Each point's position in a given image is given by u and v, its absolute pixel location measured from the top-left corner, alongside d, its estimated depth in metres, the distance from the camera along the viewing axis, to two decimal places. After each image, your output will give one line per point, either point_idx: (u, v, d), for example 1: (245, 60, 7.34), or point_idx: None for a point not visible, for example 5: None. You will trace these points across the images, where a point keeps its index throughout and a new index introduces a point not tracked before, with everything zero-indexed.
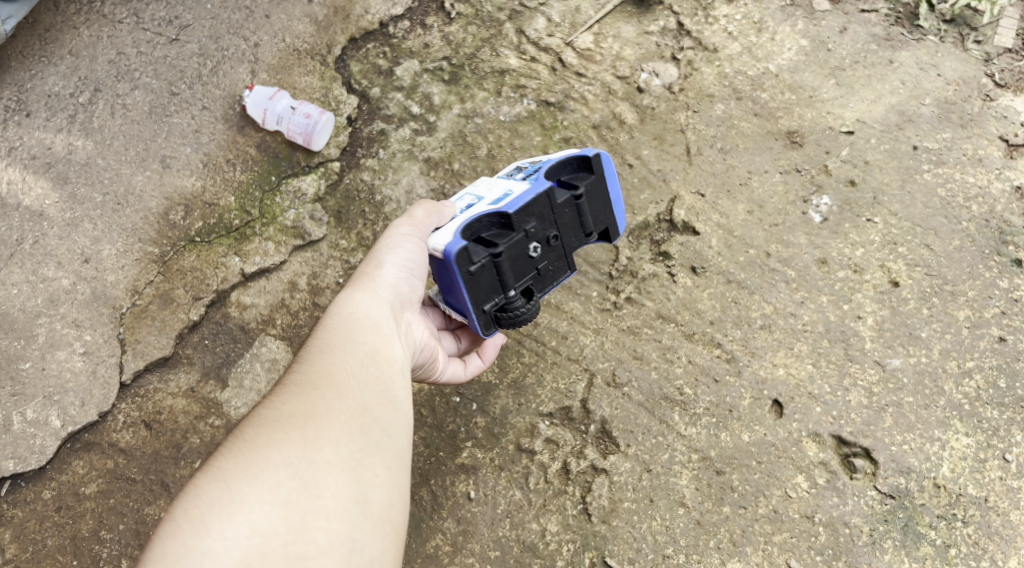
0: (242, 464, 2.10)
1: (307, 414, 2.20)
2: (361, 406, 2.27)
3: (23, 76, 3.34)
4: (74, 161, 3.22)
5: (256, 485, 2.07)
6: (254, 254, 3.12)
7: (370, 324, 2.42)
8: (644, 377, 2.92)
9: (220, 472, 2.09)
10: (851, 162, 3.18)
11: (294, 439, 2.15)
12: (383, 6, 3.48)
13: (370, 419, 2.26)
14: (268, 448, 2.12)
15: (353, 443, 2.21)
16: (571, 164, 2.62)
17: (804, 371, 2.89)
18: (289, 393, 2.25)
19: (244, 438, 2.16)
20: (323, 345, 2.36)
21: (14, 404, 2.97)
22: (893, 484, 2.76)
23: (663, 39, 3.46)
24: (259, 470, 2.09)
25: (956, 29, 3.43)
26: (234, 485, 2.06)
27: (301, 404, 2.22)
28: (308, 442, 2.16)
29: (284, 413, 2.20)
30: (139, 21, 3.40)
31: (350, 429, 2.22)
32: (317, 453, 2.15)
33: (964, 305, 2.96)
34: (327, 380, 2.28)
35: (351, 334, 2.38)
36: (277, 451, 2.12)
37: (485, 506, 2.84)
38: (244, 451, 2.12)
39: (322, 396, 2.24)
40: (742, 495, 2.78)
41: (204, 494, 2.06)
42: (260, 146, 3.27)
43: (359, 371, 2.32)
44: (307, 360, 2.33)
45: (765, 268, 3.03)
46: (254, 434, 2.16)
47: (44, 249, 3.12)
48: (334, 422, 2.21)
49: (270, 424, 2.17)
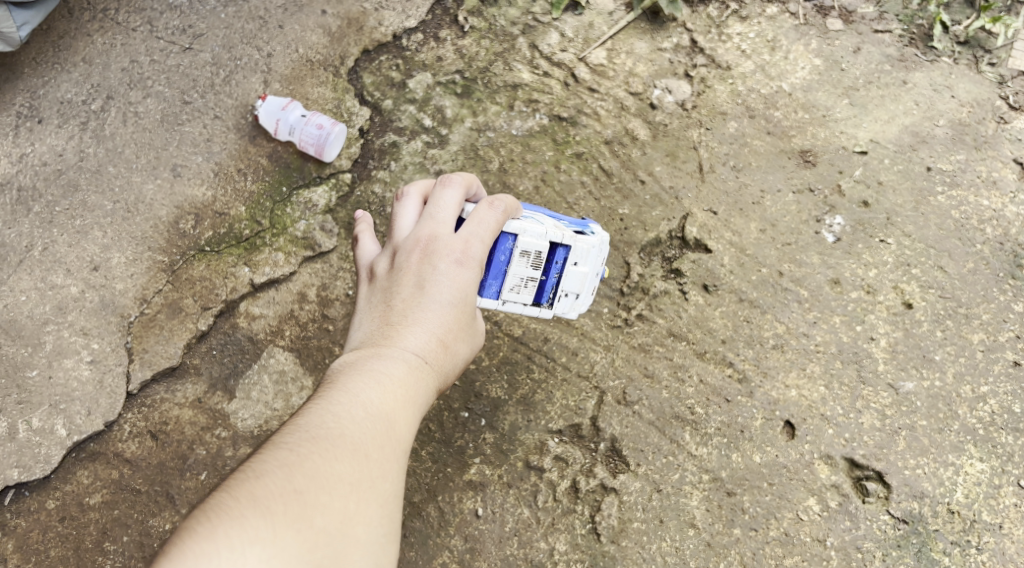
0: (291, 513, 1.98)
1: (355, 483, 2.08)
2: (395, 491, 2.16)
3: (36, 82, 3.32)
4: (86, 168, 3.20)
5: (298, 540, 1.96)
6: (264, 264, 3.10)
7: (419, 401, 2.27)
8: (655, 396, 2.89)
9: (267, 510, 1.96)
10: (864, 183, 3.16)
11: (338, 505, 2.04)
12: (396, 18, 3.48)
13: (399, 514, 2.15)
14: (316, 509, 2.01)
15: (381, 530, 2.09)
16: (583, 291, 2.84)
17: (816, 393, 2.86)
18: (342, 448, 2.10)
19: (294, 483, 2.02)
20: (375, 399, 2.20)
21: (20, 412, 2.93)
22: (907, 510, 2.72)
23: (676, 57, 3.46)
24: (302, 527, 1.98)
25: (971, 51, 3.43)
26: (280, 533, 1.94)
27: (350, 468, 2.09)
28: (348, 514, 2.04)
29: (335, 472, 2.07)
30: (153, 29, 3.40)
31: (383, 513, 2.11)
32: (355, 529, 2.05)
33: (979, 328, 2.93)
34: (379, 450, 2.15)
35: (406, 405, 2.24)
36: (323, 514, 2.01)
37: (493, 524, 2.79)
38: (293, 501, 1.99)
39: (371, 467, 2.12)
40: (753, 517, 2.74)
41: (249, 529, 1.92)
42: (271, 156, 3.26)
43: (399, 457, 2.19)
44: (359, 417, 2.17)
45: (777, 287, 3.00)
46: (304, 481, 2.03)
47: (54, 256, 3.09)
48: (374, 500, 2.10)
49: (320, 477, 2.05)
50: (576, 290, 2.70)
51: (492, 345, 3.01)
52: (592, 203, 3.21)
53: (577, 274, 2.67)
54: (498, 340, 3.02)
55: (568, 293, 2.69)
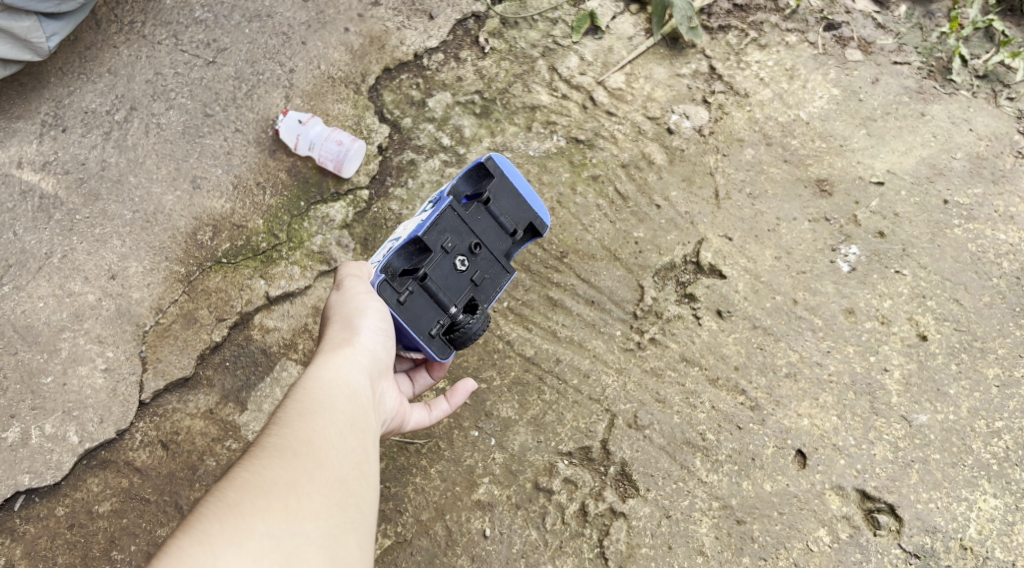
0: (228, 529, 2.01)
1: (289, 482, 2.13)
2: (340, 477, 2.21)
3: (62, 92, 3.35)
4: (107, 178, 3.23)
5: (242, 549, 1.99)
6: (279, 277, 3.11)
7: (348, 392, 2.36)
8: (666, 421, 2.89)
9: (202, 534, 1.99)
10: (880, 213, 3.16)
11: (277, 507, 2.08)
12: (418, 38, 3.51)
13: (351, 496, 2.20)
14: (253, 517, 2.04)
15: (331, 518, 2.14)
16: (471, 175, 2.77)
17: (828, 423, 2.85)
18: (269, 458, 2.17)
19: (226, 501, 2.06)
20: (300, 407, 2.29)
21: (34, 418, 2.94)
22: (919, 543, 2.71)
23: (694, 82, 3.48)
24: (244, 538, 2.01)
25: (989, 85, 3.45)
26: (221, 551, 1.97)
27: (280, 472, 2.14)
28: (292, 512, 2.09)
29: (267, 480, 2.12)
30: (178, 42, 3.43)
31: (328, 502, 2.16)
32: (301, 525, 2.09)
33: (994, 363, 2.92)
34: (309, 447, 2.21)
35: (331, 401, 2.31)
36: (261, 519, 2.05)
37: (500, 545, 2.78)
38: (226, 515, 2.04)
39: (303, 464, 2.17)
40: (762, 546, 2.73)
41: (187, 558, 1.94)
42: (290, 171, 3.28)
43: (335, 446, 2.25)
44: (285, 426, 2.25)
45: (791, 315, 3.00)
46: (236, 496, 2.08)
47: (72, 264, 3.11)
48: (316, 492, 2.15)
49: (251, 489, 2.09)
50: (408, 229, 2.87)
51: (504, 365, 3.02)
52: (607, 226, 3.21)
53: None
54: (510, 359, 3.03)
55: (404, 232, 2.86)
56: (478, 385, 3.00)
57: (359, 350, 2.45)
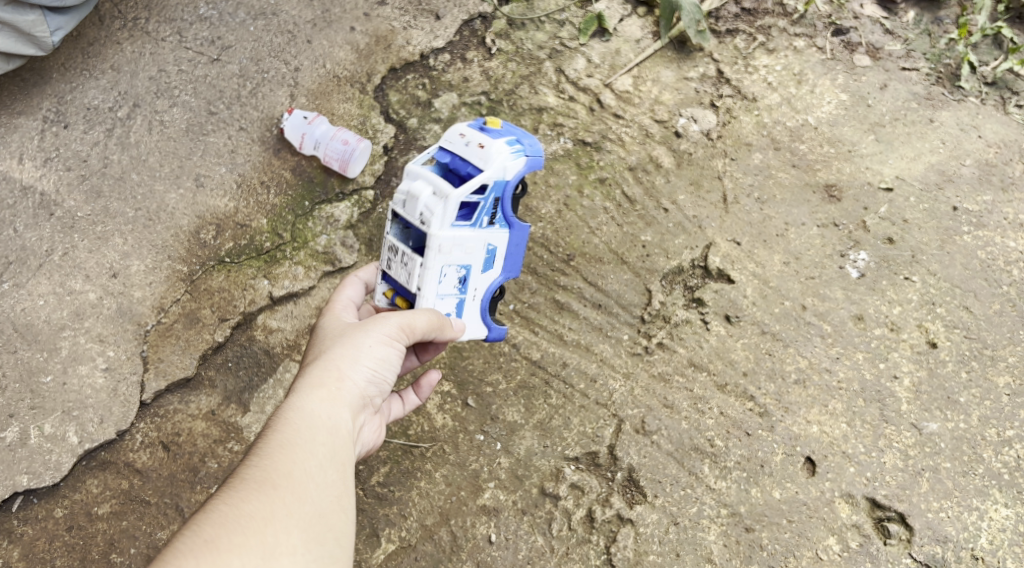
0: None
1: (267, 517, 2.02)
2: (320, 510, 2.09)
3: (64, 88, 3.32)
4: (109, 175, 3.19)
5: None
6: (283, 277, 3.06)
7: (329, 423, 2.23)
8: (674, 426, 2.85)
9: None
10: (889, 220, 3.13)
11: (254, 545, 1.97)
12: (424, 38, 3.48)
13: (330, 531, 2.09)
14: (230, 554, 1.93)
15: (309, 555, 2.03)
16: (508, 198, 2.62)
17: (838, 430, 2.81)
18: (247, 490, 2.04)
19: (200, 540, 1.93)
20: (281, 436, 2.16)
21: (32, 417, 2.90)
22: (930, 553, 2.66)
23: (702, 86, 3.45)
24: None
25: (998, 92, 3.42)
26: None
27: (257, 507, 2.02)
28: (268, 548, 1.98)
29: (245, 515, 2.00)
30: (182, 39, 3.39)
31: (307, 537, 2.04)
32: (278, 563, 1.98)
33: (1005, 371, 2.88)
34: (289, 482, 2.08)
35: (310, 432, 2.18)
36: (239, 558, 1.94)
37: (505, 551, 2.74)
38: (201, 553, 1.91)
39: (282, 498, 2.06)
40: (772, 554, 2.68)
41: None
42: (295, 170, 3.24)
43: (314, 476, 2.12)
44: (264, 455, 2.12)
45: (801, 321, 2.96)
46: (211, 534, 1.95)
47: (73, 261, 3.07)
48: (295, 528, 2.04)
49: (227, 524, 1.97)
50: (420, 199, 2.42)
51: (510, 368, 2.99)
52: (614, 229, 3.18)
53: (411, 199, 2.45)
54: (516, 363, 2.99)
55: (422, 208, 2.42)
56: (484, 388, 2.96)
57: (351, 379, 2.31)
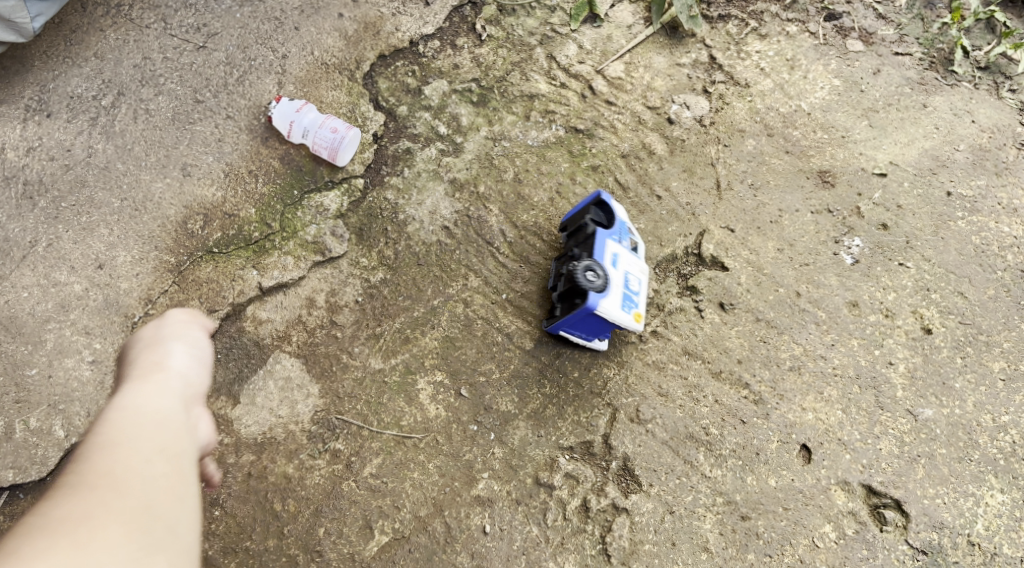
0: None
1: (83, 515, 1.85)
2: (142, 505, 1.91)
3: (46, 76, 3.19)
4: (94, 165, 3.10)
5: None
6: (272, 267, 3.04)
7: (155, 418, 2.08)
8: (669, 415, 2.83)
9: None
10: (884, 205, 3.11)
11: (61, 544, 1.80)
12: (413, 24, 3.45)
13: (147, 526, 1.89)
14: (32, 559, 1.77)
15: (126, 548, 1.85)
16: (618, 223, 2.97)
17: (833, 417, 2.80)
18: (65, 490, 1.90)
19: (9, 544, 1.80)
20: (89, 437, 2.03)
21: (18, 411, 2.84)
22: (926, 540, 2.65)
23: (694, 72, 3.43)
24: None
25: (991, 76, 3.40)
26: None
27: (71, 507, 1.86)
28: (80, 550, 1.81)
29: (54, 516, 1.85)
30: (167, 26, 3.30)
31: (125, 533, 1.86)
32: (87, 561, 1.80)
33: (999, 356, 2.87)
34: (107, 479, 1.93)
35: (118, 427, 2.04)
36: (46, 562, 1.77)
37: (500, 542, 2.71)
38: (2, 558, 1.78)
39: (97, 497, 1.89)
40: (768, 542, 2.67)
41: None
42: (283, 159, 3.21)
43: (125, 471, 1.95)
44: (86, 457, 1.98)
45: (795, 308, 2.94)
46: (19, 537, 1.81)
47: (58, 253, 2.99)
48: (111, 522, 1.86)
49: (40, 527, 1.83)
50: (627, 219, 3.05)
51: (503, 358, 2.95)
52: None
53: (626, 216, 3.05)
54: (510, 353, 2.96)
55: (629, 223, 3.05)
56: (477, 378, 2.93)
57: (159, 373, 2.20)
